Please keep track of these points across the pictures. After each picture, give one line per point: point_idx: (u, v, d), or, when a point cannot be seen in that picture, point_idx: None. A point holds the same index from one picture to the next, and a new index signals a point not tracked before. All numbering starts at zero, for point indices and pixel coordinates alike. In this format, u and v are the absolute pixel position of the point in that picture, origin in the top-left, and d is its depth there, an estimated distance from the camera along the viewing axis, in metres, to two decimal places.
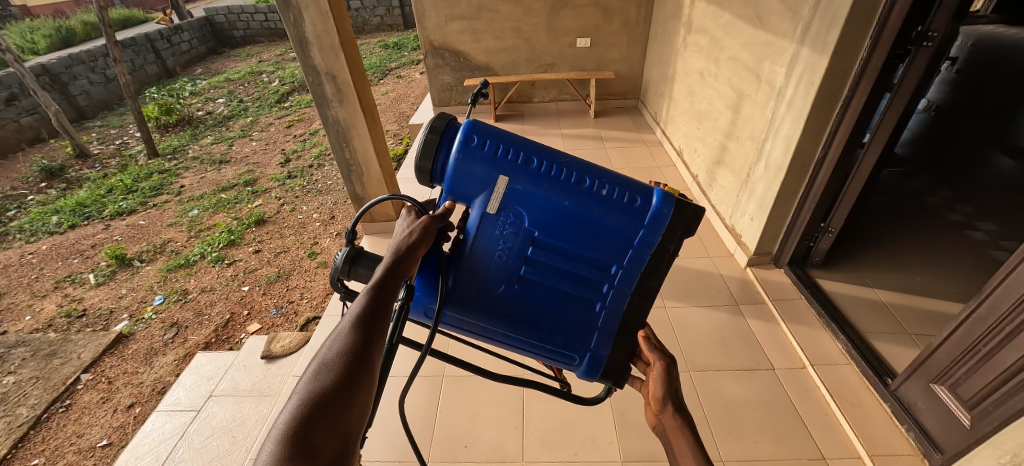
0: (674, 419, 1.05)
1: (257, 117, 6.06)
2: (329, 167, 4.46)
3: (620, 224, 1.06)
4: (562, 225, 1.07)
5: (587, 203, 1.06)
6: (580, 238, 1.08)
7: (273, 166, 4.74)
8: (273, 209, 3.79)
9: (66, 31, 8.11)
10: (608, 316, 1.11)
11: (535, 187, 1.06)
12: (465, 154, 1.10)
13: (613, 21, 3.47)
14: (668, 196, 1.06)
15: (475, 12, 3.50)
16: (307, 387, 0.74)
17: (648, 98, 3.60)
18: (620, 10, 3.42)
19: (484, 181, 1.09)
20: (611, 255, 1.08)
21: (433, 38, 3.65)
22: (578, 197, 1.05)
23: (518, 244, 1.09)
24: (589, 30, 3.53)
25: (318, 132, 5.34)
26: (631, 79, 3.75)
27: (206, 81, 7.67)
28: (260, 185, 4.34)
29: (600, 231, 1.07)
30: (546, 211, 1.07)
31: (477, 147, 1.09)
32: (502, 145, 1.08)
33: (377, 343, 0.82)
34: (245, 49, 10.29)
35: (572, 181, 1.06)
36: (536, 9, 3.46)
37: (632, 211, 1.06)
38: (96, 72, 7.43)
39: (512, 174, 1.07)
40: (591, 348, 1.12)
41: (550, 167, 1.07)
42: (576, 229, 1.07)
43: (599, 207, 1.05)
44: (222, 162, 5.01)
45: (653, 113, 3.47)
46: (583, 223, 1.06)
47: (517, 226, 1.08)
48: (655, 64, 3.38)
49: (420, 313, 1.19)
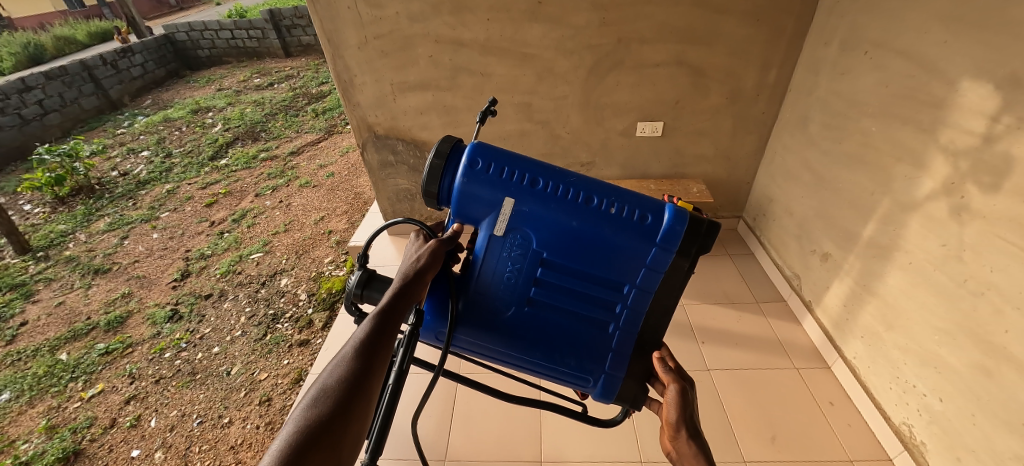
0: (690, 447, 0.99)
1: (179, 184, 4.49)
2: (230, 300, 2.80)
3: (629, 249, 1.04)
4: (572, 247, 1.06)
5: (595, 222, 1.03)
6: (589, 257, 1.06)
7: (163, 285, 3.16)
8: (109, 415, 2.21)
9: (33, 48, 6.68)
10: (624, 335, 1.09)
11: (542, 208, 1.04)
12: (469, 177, 1.08)
13: (710, 92, 1.76)
14: (680, 213, 1.03)
15: (444, 77, 1.84)
16: (305, 414, 0.68)
17: (773, 238, 1.90)
18: (728, 72, 1.71)
19: (490, 203, 1.07)
20: (622, 274, 1.05)
21: (373, 120, 1.99)
22: (584, 216, 1.04)
23: (527, 265, 1.08)
24: (661, 109, 1.82)
25: (243, 217, 3.72)
26: (730, 187, 2.05)
27: (141, 123, 6.11)
28: (125, 336, 2.75)
29: (615, 252, 1.04)
30: (555, 232, 1.05)
31: (491, 178, 1.06)
32: (518, 177, 1.05)
33: (377, 368, 0.78)
34: (207, 72, 8.48)
35: (581, 201, 1.04)
36: (561, 72, 1.77)
37: (643, 229, 1.03)
38: (31, 105, 5.95)
39: (518, 195, 1.05)
40: (606, 366, 1.10)
41: (562, 193, 1.05)
42: (586, 248, 1.05)
43: (608, 226, 1.03)
44: (99, 270, 3.42)
45: (792, 279, 1.76)
46: (596, 249, 1.05)
47: (525, 248, 1.07)
48: (798, 183, 1.70)
49: (430, 337, 1.18)
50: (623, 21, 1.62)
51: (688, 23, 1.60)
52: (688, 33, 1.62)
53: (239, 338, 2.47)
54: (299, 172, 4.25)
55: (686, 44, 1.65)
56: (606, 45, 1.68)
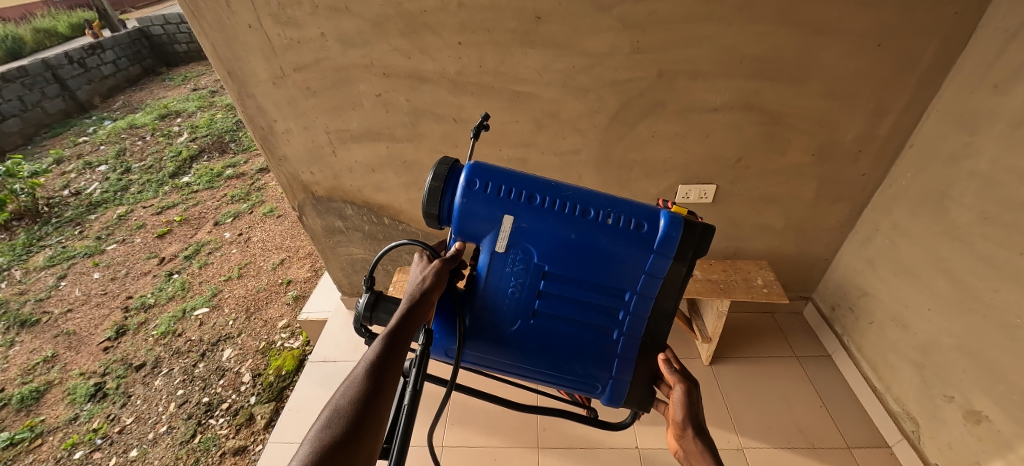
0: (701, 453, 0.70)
1: (132, 208, 3.93)
2: (162, 377, 2.29)
3: (626, 256, 0.72)
4: (566, 263, 0.73)
5: (587, 231, 0.71)
6: (585, 270, 0.73)
7: (93, 348, 2.64)
8: None
9: (10, 42, 5.63)
10: (627, 346, 0.75)
11: (538, 223, 0.71)
12: (467, 202, 0.73)
13: (789, 147, 1.20)
14: (674, 218, 0.72)
15: (401, 125, 1.27)
16: (311, 442, 0.52)
17: (876, 359, 1.35)
18: (818, 119, 1.15)
19: (487, 220, 0.73)
20: (620, 280, 0.73)
21: (308, 178, 1.43)
22: (577, 227, 0.71)
23: (524, 284, 0.75)
24: (716, 169, 1.26)
25: (193, 255, 3.18)
26: (800, 264, 1.51)
27: (102, 127, 5.41)
28: (35, 422, 2.25)
29: (614, 258, 0.72)
30: (549, 245, 0.72)
31: (480, 193, 0.72)
32: (503, 184, 0.72)
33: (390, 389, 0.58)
34: (187, 69, 7.31)
35: (568, 211, 0.71)
36: (571, 119, 1.19)
37: (634, 240, 0.71)
38: None
39: (512, 212, 0.72)
40: (612, 374, 0.76)
41: (552, 200, 0.71)
42: (582, 264, 0.73)
43: (601, 234, 0.71)
44: (24, 323, 2.90)
45: (910, 430, 1.24)
46: (590, 262, 0.72)
47: (522, 264, 0.74)
48: (921, 286, 1.16)
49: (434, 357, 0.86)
50: (670, 47, 1.03)
51: (769, 50, 1.02)
52: (769, 65, 1.05)
53: (164, 436, 1.97)
54: (266, 196, 3.72)
55: (764, 82, 1.08)
56: (640, 82, 1.09)
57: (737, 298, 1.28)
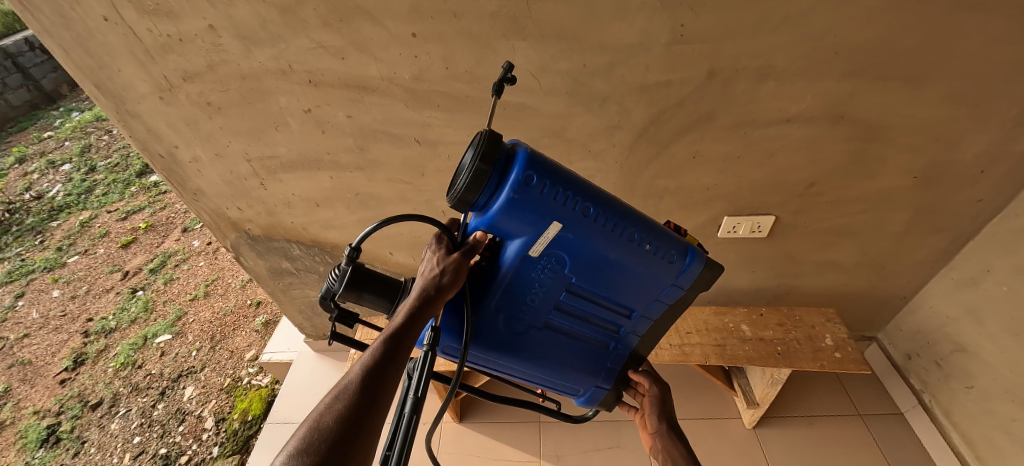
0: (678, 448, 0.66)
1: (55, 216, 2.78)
2: (113, 426, 1.82)
3: (649, 280, 0.54)
4: (589, 277, 0.53)
5: (625, 248, 0.51)
6: (607, 286, 0.54)
7: (45, 388, 1.97)
8: None
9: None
10: (617, 358, 0.63)
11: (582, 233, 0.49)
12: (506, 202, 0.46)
13: (884, 169, 0.86)
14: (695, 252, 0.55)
15: (345, 149, 0.91)
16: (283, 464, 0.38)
17: (975, 436, 1.06)
18: (933, 133, 0.80)
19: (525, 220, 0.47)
20: (633, 301, 0.56)
21: (236, 214, 1.09)
22: (614, 242, 0.50)
23: (543, 295, 0.54)
24: (779, 197, 0.92)
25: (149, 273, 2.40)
26: (872, 302, 1.19)
27: None
28: None
29: (644, 279, 0.54)
30: (580, 257, 0.51)
31: (533, 193, 0.45)
32: (562, 185, 0.46)
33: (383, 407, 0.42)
34: None
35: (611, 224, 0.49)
36: (580, 138, 0.84)
37: (661, 270, 0.54)
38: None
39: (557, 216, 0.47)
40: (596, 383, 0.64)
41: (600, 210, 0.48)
42: (605, 282, 0.54)
43: (636, 258, 0.51)
44: None
45: None
46: (613, 282, 0.54)
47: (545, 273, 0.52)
48: None
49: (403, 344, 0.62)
50: (729, 36, 0.68)
51: (882, 37, 0.67)
52: (876, 60, 0.70)
53: None
54: None
55: (864, 84, 0.73)
56: (681, 86, 0.74)
57: (799, 368, 0.97)
